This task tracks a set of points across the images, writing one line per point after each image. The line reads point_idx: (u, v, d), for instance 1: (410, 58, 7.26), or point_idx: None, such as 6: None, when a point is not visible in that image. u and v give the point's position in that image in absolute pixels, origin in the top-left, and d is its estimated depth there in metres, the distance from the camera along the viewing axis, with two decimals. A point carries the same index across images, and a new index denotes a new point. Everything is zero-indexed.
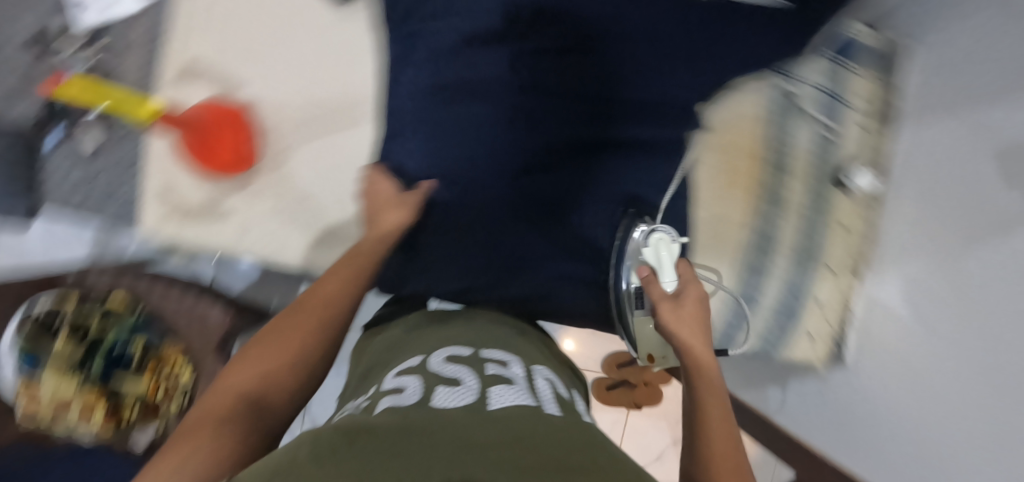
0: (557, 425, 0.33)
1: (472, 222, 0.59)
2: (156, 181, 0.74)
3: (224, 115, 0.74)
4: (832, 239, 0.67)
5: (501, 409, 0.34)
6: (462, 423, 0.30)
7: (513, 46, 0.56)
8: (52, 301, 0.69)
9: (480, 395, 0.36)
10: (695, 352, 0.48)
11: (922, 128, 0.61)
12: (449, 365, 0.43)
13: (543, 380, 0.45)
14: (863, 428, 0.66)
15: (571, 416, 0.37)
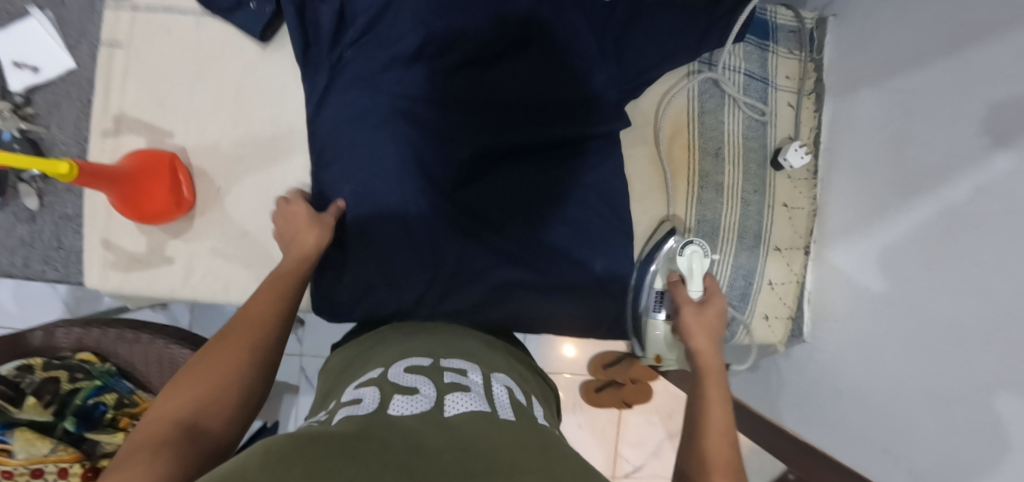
0: (505, 430, 0.32)
1: (418, 235, 0.58)
2: (96, 236, 0.59)
3: (143, 167, 0.56)
4: (778, 216, 0.68)
5: (457, 420, 0.33)
6: (414, 438, 0.29)
7: (441, 56, 0.57)
8: (22, 365, 0.75)
9: (435, 403, 0.35)
10: (705, 354, 0.55)
11: (846, 101, 0.64)
12: (407, 373, 0.40)
13: (501, 384, 0.42)
14: (827, 414, 0.63)
15: (524, 418, 0.36)
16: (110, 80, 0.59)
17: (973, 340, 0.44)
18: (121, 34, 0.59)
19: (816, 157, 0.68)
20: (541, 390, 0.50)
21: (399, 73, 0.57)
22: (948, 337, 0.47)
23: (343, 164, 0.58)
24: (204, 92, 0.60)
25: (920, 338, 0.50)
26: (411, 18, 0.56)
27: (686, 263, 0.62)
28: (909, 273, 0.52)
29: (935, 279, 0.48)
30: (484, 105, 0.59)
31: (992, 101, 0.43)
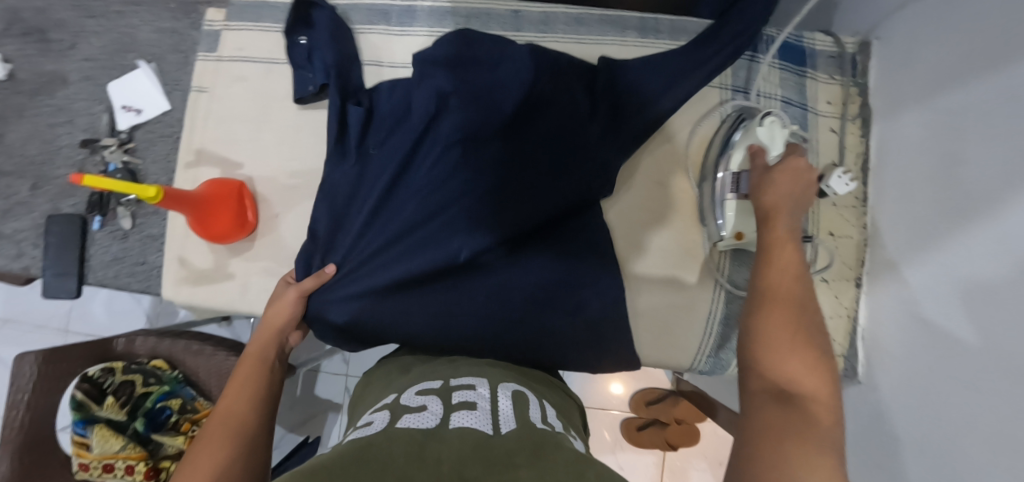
0: (499, 444, 0.33)
1: (416, 301, 0.55)
2: (172, 255, 0.67)
3: (224, 191, 0.63)
4: (822, 245, 0.65)
5: (455, 433, 0.34)
6: (416, 449, 0.31)
7: (440, 132, 0.57)
8: (106, 366, 0.85)
9: (441, 420, 0.36)
10: (781, 204, 0.52)
11: (892, 123, 0.61)
12: (418, 396, 0.42)
13: (508, 397, 0.43)
14: (877, 454, 0.58)
15: (524, 426, 0.37)
16: (195, 120, 0.68)
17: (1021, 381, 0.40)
18: (208, 80, 0.69)
19: (863, 184, 0.65)
20: (562, 403, 0.50)
21: (403, 147, 0.58)
22: (993, 373, 0.43)
23: (349, 237, 0.58)
24: (266, 130, 0.68)
25: (973, 384, 0.45)
26: (416, 101, 0.59)
27: (766, 133, 0.58)
28: (963, 310, 0.48)
29: (988, 320, 0.44)
30: (482, 175, 0.56)
31: None
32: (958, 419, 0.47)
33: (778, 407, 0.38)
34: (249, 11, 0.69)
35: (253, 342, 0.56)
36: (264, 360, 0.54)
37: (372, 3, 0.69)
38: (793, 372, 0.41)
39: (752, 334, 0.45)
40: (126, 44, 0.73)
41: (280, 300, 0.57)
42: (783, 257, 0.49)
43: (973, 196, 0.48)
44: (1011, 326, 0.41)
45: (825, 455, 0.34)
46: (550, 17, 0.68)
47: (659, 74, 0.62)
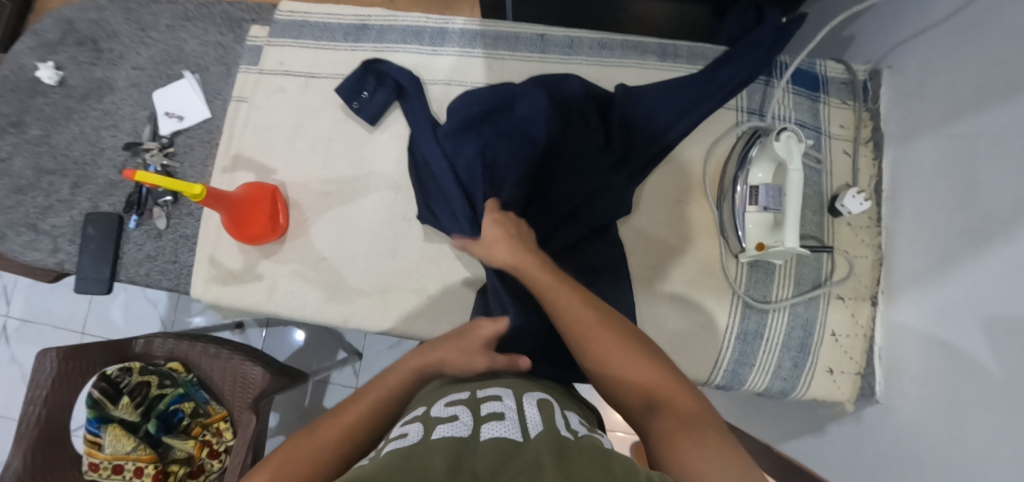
0: (530, 451, 0.33)
1: None
2: (204, 254, 0.69)
3: (259, 196, 0.66)
4: (836, 262, 0.66)
5: (490, 444, 0.34)
6: (453, 460, 0.32)
7: (469, 153, 0.63)
8: (124, 366, 0.86)
9: (473, 430, 0.37)
10: (511, 255, 0.53)
11: (905, 149, 0.63)
12: (448, 408, 0.42)
13: (534, 405, 0.43)
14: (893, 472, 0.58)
15: (551, 432, 0.38)
16: (234, 127, 0.72)
17: None
18: (248, 91, 0.72)
19: (877, 205, 0.66)
20: (584, 414, 0.50)
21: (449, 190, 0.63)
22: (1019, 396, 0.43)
23: None
24: (302, 139, 0.71)
25: (996, 407, 0.46)
26: (459, 149, 0.64)
27: (783, 147, 0.59)
28: (984, 335, 0.48)
29: (1012, 345, 0.45)
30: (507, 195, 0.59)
31: None
32: (982, 434, 0.47)
33: (658, 418, 0.39)
34: (291, 28, 0.74)
35: (410, 363, 0.50)
36: (405, 388, 0.47)
37: (406, 24, 0.73)
38: (631, 368, 0.43)
39: (585, 357, 0.45)
40: (174, 56, 0.76)
41: (471, 340, 0.51)
42: (547, 280, 0.50)
43: (993, 226, 0.49)
44: None
45: (705, 427, 0.36)
46: (574, 41, 0.72)
47: (671, 109, 0.66)
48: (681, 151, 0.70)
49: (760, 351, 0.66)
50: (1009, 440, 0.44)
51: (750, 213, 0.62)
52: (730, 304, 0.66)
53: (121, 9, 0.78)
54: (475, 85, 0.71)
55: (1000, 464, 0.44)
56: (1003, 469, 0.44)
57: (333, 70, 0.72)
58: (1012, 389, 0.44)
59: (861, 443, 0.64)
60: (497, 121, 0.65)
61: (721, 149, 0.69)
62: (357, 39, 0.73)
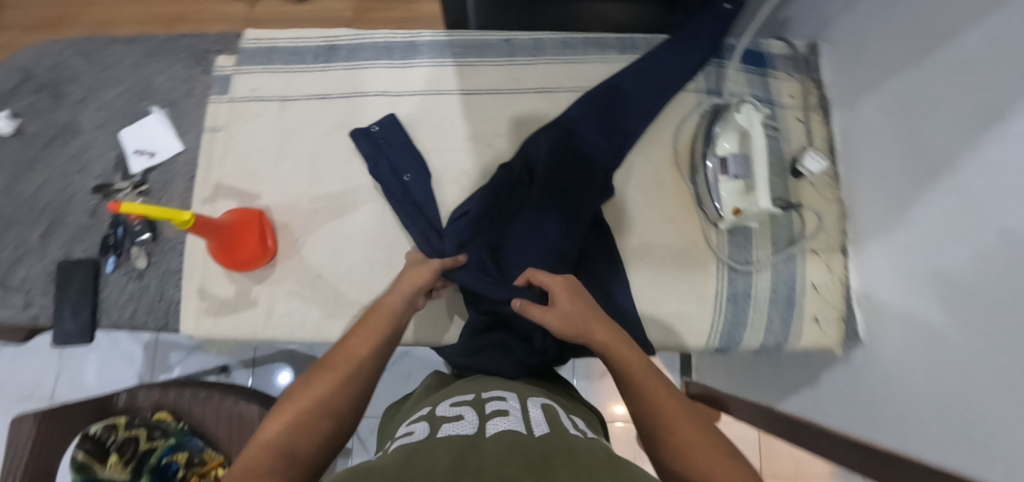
0: (535, 444, 0.35)
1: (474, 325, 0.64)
2: (192, 288, 0.68)
3: (246, 224, 0.66)
4: (805, 219, 0.71)
5: (495, 438, 0.36)
6: (459, 455, 0.33)
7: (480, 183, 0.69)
8: (109, 422, 0.82)
9: (479, 427, 0.39)
10: (587, 313, 0.52)
11: (851, 112, 0.70)
12: (452, 407, 0.44)
13: (537, 406, 0.45)
14: (886, 403, 0.63)
15: (556, 430, 0.39)
16: (213, 157, 0.71)
17: (1003, 308, 0.47)
18: (222, 120, 0.72)
19: (834, 164, 0.73)
20: (586, 415, 0.53)
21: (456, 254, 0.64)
22: (988, 321, 0.48)
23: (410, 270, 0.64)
24: (287, 163, 0.71)
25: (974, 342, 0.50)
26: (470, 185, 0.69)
27: (745, 118, 0.65)
28: (951, 272, 0.54)
29: (976, 283, 0.50)
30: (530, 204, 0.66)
31: (986, 91, 0.49)
32: (959, 353, 0.52)
33: None
34: (260, 55, 0.74)
35: (392, 292, 0.57)
36: (399, 314, 0.55)
37: (375, 41, 0.75)
38: (695, 445, 0.41)
39: (644, 421, 0.44)
40: (140, 93, 0.75)
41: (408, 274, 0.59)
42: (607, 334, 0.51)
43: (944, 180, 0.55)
44: (996, 264, 0.47)
45: None
46: (540, 42, 0.76)
47: (634, 114, 0.72)
48: (651, 133, 0.74)
49: (749, 312, 0.69)
50: (982, 350, 0.49)
51: (722, 181, 0.67)
52: (719, 271, 0.70)
53: (80, 52, 0.77)
54: (451, 92, 0.74)
55: (981, 375, 0.49)
56: (983, 378, 0.49)
57: (307, 91, 0.73)
58: (979, 310, 0.49)
59: (850, 383, 0.70)
60: (490, 203, 0.67)
61: (687, 127, 0.73)
62: (328, 59, 0.74)
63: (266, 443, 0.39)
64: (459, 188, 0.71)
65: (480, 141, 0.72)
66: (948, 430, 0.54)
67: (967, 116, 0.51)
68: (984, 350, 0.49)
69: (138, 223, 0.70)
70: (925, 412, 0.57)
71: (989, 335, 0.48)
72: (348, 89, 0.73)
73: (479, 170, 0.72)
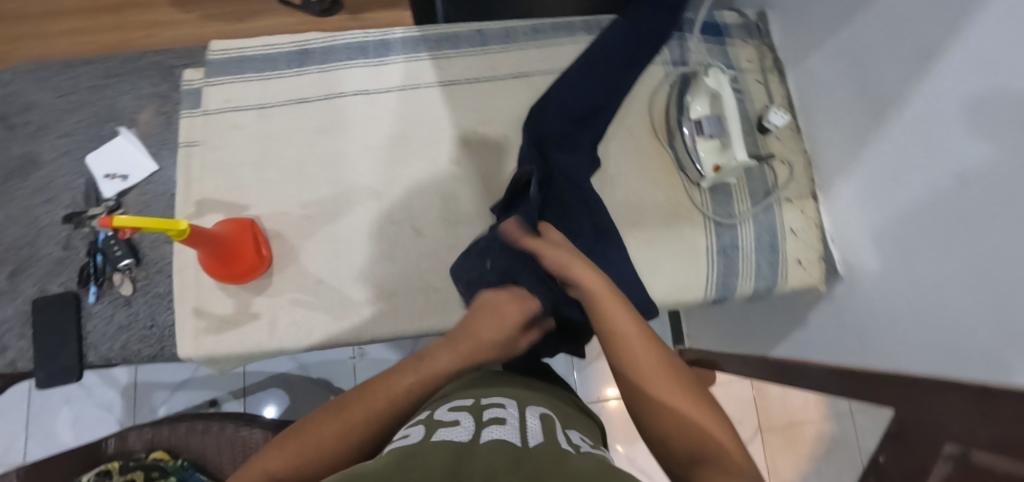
0: (535, 454, 0.32)
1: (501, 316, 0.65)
2: (185, 308, 0.65)
3: (243, 235, 0.64)
4: (776, 170, 0.77)
5: (491, 447, 0.32)
6: (455, 459, 0.30)
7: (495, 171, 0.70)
8: (101, 468, 0.80)
9: (475, 433, 0.36)
10: (572, 271, 0.54)
11: (804, 69, 0.76)
12: (450, 412, 0.40)
13: (536, 417, 0.41)
14: (873, 328, 0.68)
15: (552, 443, 0.36)
16: (192, 173, 0.69)
17: (969, 221, 0.51)
18: (197, 134, 0.70)
19: (795, 118, 0.79)
20: (586, 423, 0.50)
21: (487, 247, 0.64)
22: (960, 232, 0.53)
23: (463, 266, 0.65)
24: (274, 171, 0.70)
25: (960, 285, 0.54)
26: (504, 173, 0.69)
27: (713, 81, 0.71)
28: (918, 199, 0.58)
29: (949, 206, 0.54)
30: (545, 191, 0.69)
31: (926, 31, 0.55)
32: (935, 272, 0.57)
33: (694, 466, 0.38)
34: (229, 65, 0.73)
35: (449, 352, 0.51)
36: (437, 376, 0.48)
37: (348, 42, 0.75)
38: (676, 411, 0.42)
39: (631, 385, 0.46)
40: (103, 116, 0.73)
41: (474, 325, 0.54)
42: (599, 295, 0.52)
43: (912, 142, 0.58)
44: (960, 185, 0.52)
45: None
46: (510, 30, 0.77)
47: (609, 85, 0.74)
48: (627, 105, 0.77)
49: (739, 260, 0.74)
50: (956, 263, 0.54)
51: (698, 142, 0.71)
52: (707, 229, 0.74)
53: (31, 80, 0.73)
54: (430, 85, 0.75)
55: (958, 287, 0.54)
56: (959, 289, 0.54)
57: (284, 97, 0.72)
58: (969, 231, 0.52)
59: (837, 317, 0.75)
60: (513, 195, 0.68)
61: (658, 97, 0.77)
62: (302, 63, 0.73)
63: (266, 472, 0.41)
64: (450, 177, 0.72)
65: (465, 129, 0.74)
66: (931, 341, 0.59)
67: (910, 57, 0.57)
68: (959, 263, 0.54)
69: (118, 248, 0.66)
70: (906, 328, 0.63)
71: (966, 251, 0.52)
72: (325, 91, 0.72)
73: (468, 160, 0.73)
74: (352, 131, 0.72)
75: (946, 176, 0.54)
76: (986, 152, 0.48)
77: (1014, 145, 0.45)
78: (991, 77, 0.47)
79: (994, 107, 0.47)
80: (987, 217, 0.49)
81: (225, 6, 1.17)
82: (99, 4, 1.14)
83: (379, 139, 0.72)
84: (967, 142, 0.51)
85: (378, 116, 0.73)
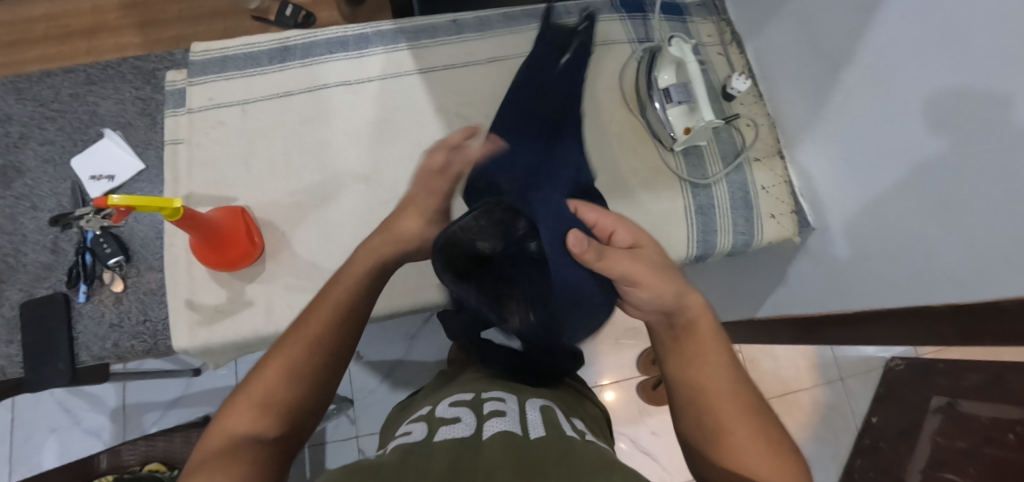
0: (532, 446, 0.39)
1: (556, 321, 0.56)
2: (177, 301, 0.65)
3: (234, 221, 0.65)
4: (742, 133, 0.81)
5: (491, 440, 0.39)
6: (455, 458, 0.37)
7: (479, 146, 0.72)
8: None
9: (476, 428, 0.42)
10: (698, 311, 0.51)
11: (760, 39, 0.81)
12: (452, 408, 0.47)
13: (537, 408, 0.48)
14: (848, 272, 0.72)
15: (554, 433, 0.42)
16: (179, 170, 0.70)
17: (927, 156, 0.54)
18: (183, 132, 0.71)
19: (757, 85, 0.84)
20: (578, 406, 0.56)
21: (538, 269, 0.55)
22: (916, 167, 0.56)
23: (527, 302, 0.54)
24: (261, 161, 0.71)
25: (929, 246, 0.57)
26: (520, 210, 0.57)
27: (676, 50, 0.74)
28: (875, 141, 0.62)
29: (905, 144, 0.57)
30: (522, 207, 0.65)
31: None
32: (891, 207, 0.61)
33: None
34: (211, 65, 0.74)
35: (357, 261, 0.53)
36: (355, 290, 0.50)
37: (327, 37, 0.77)
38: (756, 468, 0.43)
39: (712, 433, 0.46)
40: (86, 122, 0.73)
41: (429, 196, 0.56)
42: (705, 336, 0.50)
43: (878, 131, 0.61)
44: (912, 119, 0.56)
45: None
46: (484, 18, 0.80)
47: (551, 75, 0.76)
48: (601, 80, 0.81)
49: (717, 218, 0.77)
50: (910, 200, 0.58)
51: (668, 109, 0.74)
52: (685, 192, 0.77)
53: (11, 90, 0.74)
54: (409, 73, 0.77)
55: (918, 221, 0.58)
56: (919, 221, 0.58)
57: (266, 93, 0.74)
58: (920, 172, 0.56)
59: (814, 267, 0.79)
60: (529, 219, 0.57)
61: (626, 72, 0.81)
62: (283, 59, 0.75)
63: (252, 401, 0.44)
64: None
65: (446, 112, 0.76)
66: (901, 274, 0.62)
67: (853, 12, 0.61)
68: (913, 203, 0.58)
69: (107, 245, 0.67)
70: (876, 264, 0.66)
71: (924, 199, 0.56)
72: (308, 84, 0.74)
73: None
74: (337, 120, 0.74)
75: (902, 112, 0.57)
76: (948, 147, 0.52)
77: (956, 95, 0.49)
78: (951, 76, 0.50)
79: (938, 79, 0.51)
80: (953, 200, 0.52)
81: (198, 25, 1.18)
82: (71, 29, 1.15)
83: (363, 126, 0.74)
84: (927, 135, 0.54)
85: (361, 106, 0.75)
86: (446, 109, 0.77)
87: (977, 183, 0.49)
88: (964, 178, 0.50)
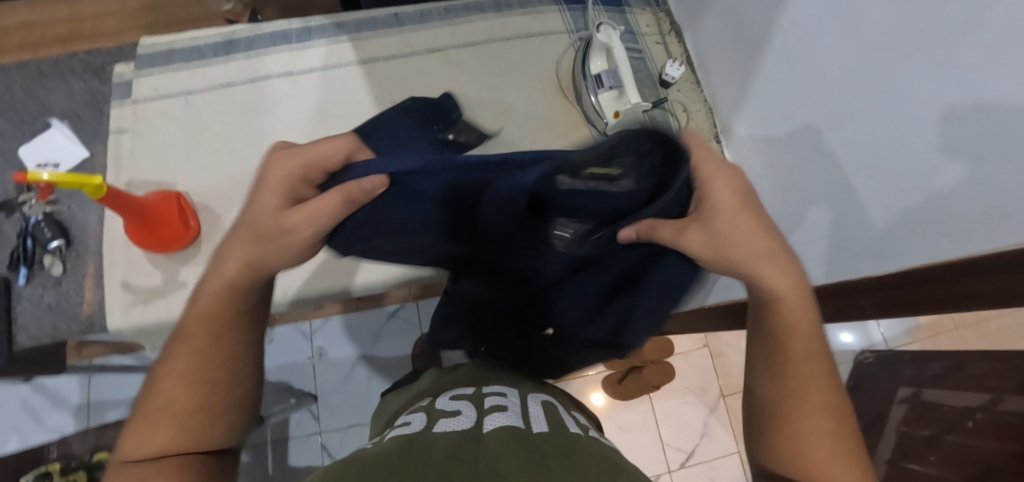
0: (535, 438, 0.36)
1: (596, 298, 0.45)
2: (113, 282, 0.67)
3: (165, 204, 0.66)
4: (678, 118, 0.83)
5: (493, 432, 0.36)
6: (455, 449, 0.33)
7: None
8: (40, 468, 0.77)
9: (476, 421, 0.39)
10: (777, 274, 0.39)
11: (696, 26, 0.83)
12: (452, 401, 0.44)
13: (539, 403, 0.46)
14: None
15: (556, 428, 0.39)
16: (121, 158, 0.73)
17: (843, 129, 0.53)
18: (127, 122, 0.74)
19: (694, 72, 0.85)
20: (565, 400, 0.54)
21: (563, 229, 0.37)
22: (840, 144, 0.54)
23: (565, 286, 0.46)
24: (201, 150, 0.74)
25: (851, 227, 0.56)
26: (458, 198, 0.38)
27: (605, 36, 0.74)
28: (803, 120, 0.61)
29: (827, 117, 0.56)
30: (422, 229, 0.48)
31: None
32: (807, 181, 0.61)
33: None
34: (157, 58, 0.76)
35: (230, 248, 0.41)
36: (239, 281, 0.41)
37: (271, 30, 0.79)
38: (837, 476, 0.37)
39: (785, 426, 0.39)
40: (36, 113, 0.79)
41: (275, 240, 0.39)
42: (803, 320, 0.39)
43: (888, 142, 0.47)
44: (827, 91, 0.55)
45: None
46: (425, 11, 0.83)
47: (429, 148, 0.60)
48: (537, 69, 0.83)
49: None
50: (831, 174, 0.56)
51: (599, 95, 0.75)
52: None
53: None
54: (350, 64, 0.79)
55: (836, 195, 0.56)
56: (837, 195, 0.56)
57: (209, 84, 0.76)
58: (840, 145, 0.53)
59: None
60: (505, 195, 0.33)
61: (562, 61, 0.84)
62: (227, 52, 0.77)
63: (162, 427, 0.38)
64: None
65: (385, 101, 0.79)
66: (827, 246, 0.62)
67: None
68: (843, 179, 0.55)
69: (47, 230, 0.69)
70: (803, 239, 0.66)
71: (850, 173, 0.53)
72: (250, 75, 0.77)
73: None
74: (277, 109, 0.76)
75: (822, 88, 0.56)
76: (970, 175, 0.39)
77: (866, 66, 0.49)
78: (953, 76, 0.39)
79: (851, 49, 0.50)
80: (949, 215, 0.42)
81: None
82: None
83: (303, 114, 0.77)
84: (948, 160, 0.41)
85: (302, 96, 0.77)
86: (385, 98, 0.79)
87: (1008, 224, 0.37)
88: (889, 148, 0.47)
